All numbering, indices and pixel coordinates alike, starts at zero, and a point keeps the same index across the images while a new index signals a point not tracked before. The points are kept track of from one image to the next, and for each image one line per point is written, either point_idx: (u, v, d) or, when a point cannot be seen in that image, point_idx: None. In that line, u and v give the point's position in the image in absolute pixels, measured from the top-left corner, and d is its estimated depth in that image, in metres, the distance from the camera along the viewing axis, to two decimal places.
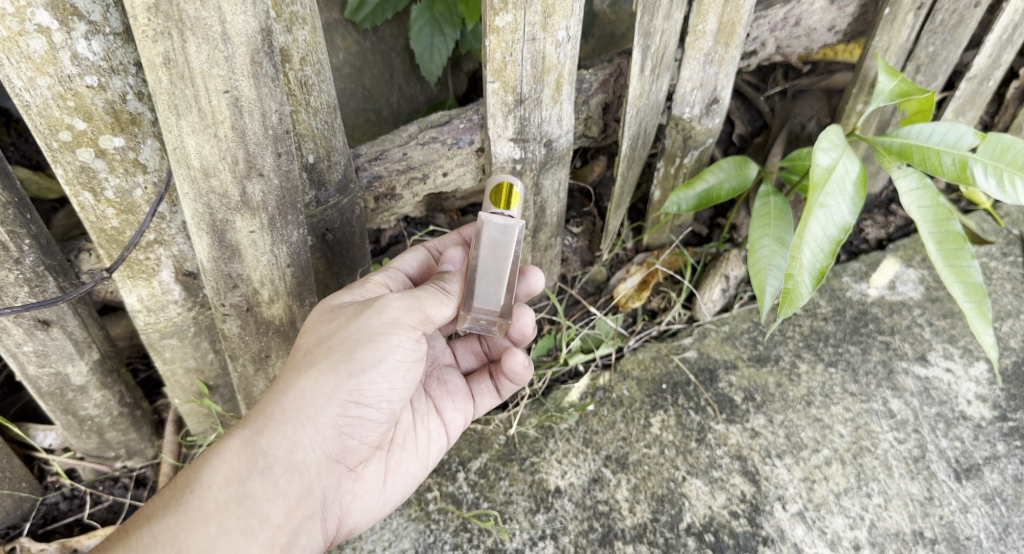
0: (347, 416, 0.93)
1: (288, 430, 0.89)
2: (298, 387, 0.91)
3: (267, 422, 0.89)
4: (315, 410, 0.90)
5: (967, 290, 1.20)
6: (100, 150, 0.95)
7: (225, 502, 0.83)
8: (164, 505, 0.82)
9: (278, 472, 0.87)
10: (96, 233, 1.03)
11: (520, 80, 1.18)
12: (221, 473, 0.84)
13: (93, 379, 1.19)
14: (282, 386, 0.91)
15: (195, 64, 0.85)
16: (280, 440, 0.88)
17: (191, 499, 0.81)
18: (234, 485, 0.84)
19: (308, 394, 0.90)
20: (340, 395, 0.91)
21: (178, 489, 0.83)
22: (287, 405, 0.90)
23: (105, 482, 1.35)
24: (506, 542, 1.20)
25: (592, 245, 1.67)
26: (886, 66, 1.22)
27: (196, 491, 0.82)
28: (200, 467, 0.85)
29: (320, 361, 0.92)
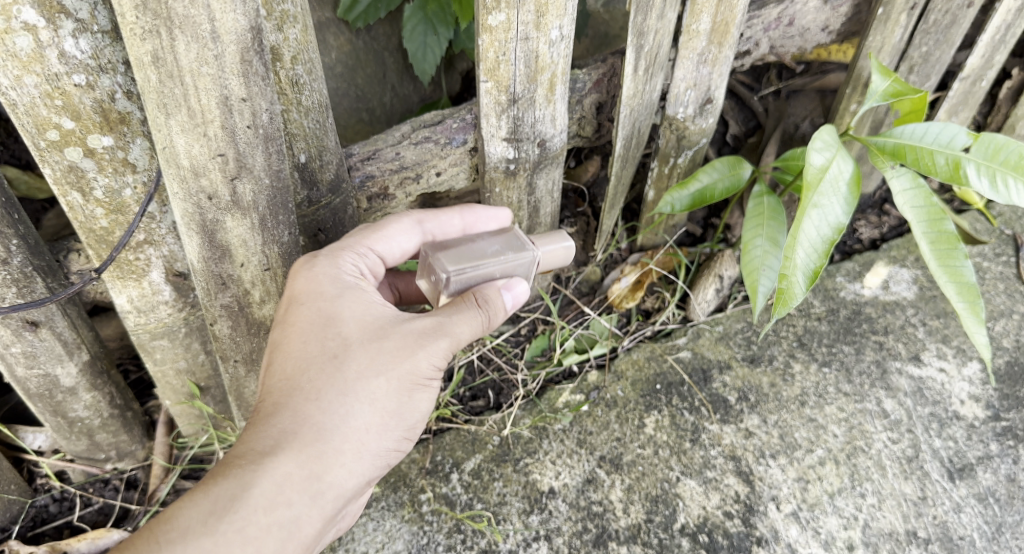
0: (390, 446, 0.94)
1: (345, 461, 0.87)
2: (357, 415, 0.88)
3: (322, 448, 0.85)
4: (369, 443, 0.90)
5: (960, 290, 1.20)
6: (88, 149, 0.94)
7: (272, 526, 0.81)
8: (202, 520, 0.77)
9: (326, 499, 0.86)
10: (84, 233, 1.02)
11: (512, 80, 1.17)
12: (269, 495, 0.81)
13: (83, 381, 1.18)
14: (335, 408, 0.87)
15: (184, 62, 0.84)
16: (335, 469, 0.86)
17: (234, 521, 0.78)
18: (281, 509, 0.82)
19: (366, 428, 0.89)
20: (395, 431, 0.93)
21: (217, 505, 0.78)
22: (344, 434, 0.87)
23: (94, 485, 1.34)
24: (500, 544, 1.20)
25: (585, 245, 1.66)
26: (879, 66, 1.22)
27: (238, 511, 0.79)
28: (248, 485, 0.80)
29: (379, 395, 0.89)
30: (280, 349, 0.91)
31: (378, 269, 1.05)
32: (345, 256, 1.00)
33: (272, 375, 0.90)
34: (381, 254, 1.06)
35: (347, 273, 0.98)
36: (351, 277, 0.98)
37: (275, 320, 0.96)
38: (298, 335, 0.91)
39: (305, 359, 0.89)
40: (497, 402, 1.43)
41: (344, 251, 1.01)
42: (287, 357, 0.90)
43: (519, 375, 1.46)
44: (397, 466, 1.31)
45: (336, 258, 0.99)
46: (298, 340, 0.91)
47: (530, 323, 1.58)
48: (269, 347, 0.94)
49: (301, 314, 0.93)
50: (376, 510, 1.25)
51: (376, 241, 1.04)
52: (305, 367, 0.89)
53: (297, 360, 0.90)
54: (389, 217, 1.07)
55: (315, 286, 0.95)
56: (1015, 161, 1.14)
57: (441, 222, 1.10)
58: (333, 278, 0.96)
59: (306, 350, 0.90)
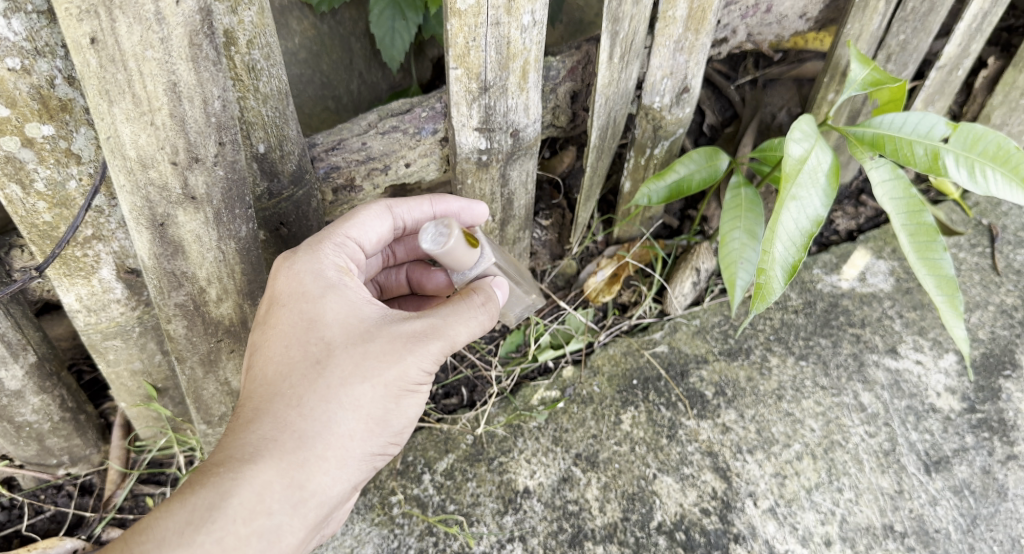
0: (378, 449, 0.90)
1: (328, 467, 0.83)
2: (340, 422, 0.83)
3: (303, 454, 0.81)
4: (352, 450, 0.85)
5: (940, 283, 1.19)
6: (27, 139, 0.87)
7: (251, 536, 0.77)
8: (179, 532, 0.73)
9: (309, 507, 0.82)
10: (25, 228, 0.96)
11: (483, 67, 1.13)
12: (252, 504, 0.77)
13: (30, 384, 1.11)
14: (319, 414, 0.83)
15: (126, 46, 0.78)
16: (317, 476, 0.82)
17: (212, 532, 0.74)
18: (261, 519, 0.78)
19: (352, 435, 0.84)
20: (383, 436, 0.88)
21: (196, 514, 0.74)
22: (329, 441, 0.83)
23: (46, 490, 1.28)
24: (472, 547, 1.17)
25: (561, 238, 1.62)
26: (858, 54, 1.19)
27: (217, 522, 0.75)
28: (226, 496, 0.76)
29: (364, 401, 0.84)
30: (262, 354, 0.87)
31: (358, 258, 0.99)
32: (327, 248, 0.94)
33: (253, 380, 0.86)
34: (359, 243, 1.01)
35: (329, 267, 0.92)
36: (335, 271, 0.92)
37: (257, 319, 0.91)
38: (280, 338, 0.87)
39: (288, 364, 0.85)
40: (470, 401, 1.38)
41: (324, 242, 0.95)
42: (269, 361, 0.86)
43: (493, 372, 1.42)
44: None
45: (317, 252, 0.93)
46: (279, 344, 0.86)
47: (505, 318, 1.53)
48: (250, 349, 0.90)
49: (283, 316, 0.88)
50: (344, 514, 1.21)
51: (351, 228, 0.99)
52: (288, 372, 0.84)
53: (279, 365, 0.85)
54: (363, 206, 1.03)
55: (297, 286, 0.89)
56: (993, 152, 1.14)
57: (410, 206, 1.07)
58: (315, 275, 0.90)
59: (288, 355, 0.85)
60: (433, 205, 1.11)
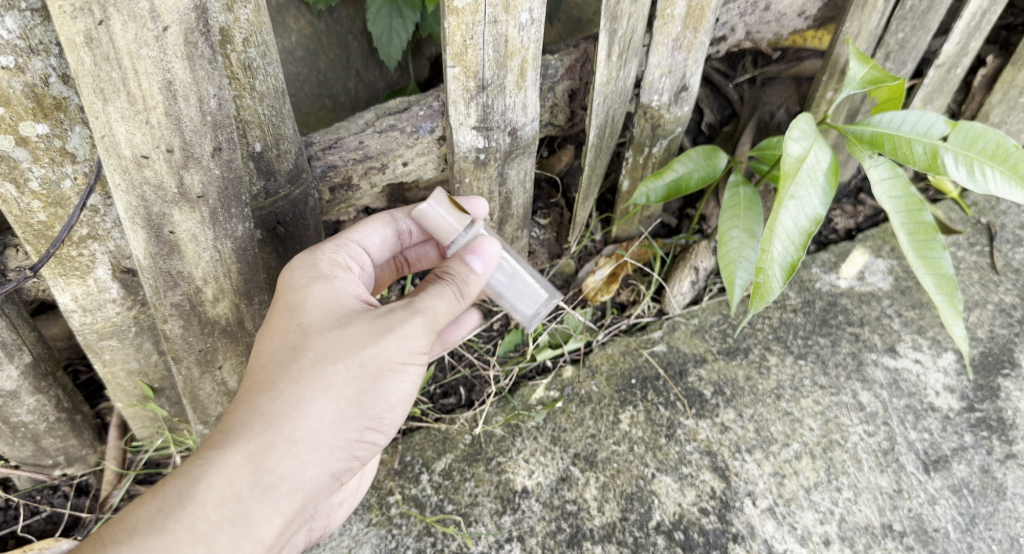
0: (356, 436, 0.87)
1: (298, 452, 0.81)
2: (313, 404, 0.81)
3: (273, 436, 0.79)
4: (325, 434, 0.82)
5: (939, 282, 1.19)
6: (21, 138, 0.87)
7: (221, 523, 0.75)
8: (150, 520, 0.72)
9: (280, 493, 0.80)
10: (20, 228, 0.95)
11: (481, 65, 1.12)
12: (220, 490, 0.75)
13: (26, 384, 1.11)
14: (290, 398, 0.81)
15: (121, 43, 0.78)
16: (288, 461, 0.80)
17: (181, 520, 0.72)
18: (231, 505, 0.76)
19: (323, 417, 0.82)
20: (359, 420, 0.85)
21: (169, 501, 0.73)
22: (299, 424, 0.80)
23: (42, 491, 1.28)
24: (471, 547, 1.16)
25: (559, 237, 1.62)
26: (857, 52, 1.19)
27: (187, 510, 0.73)
28: (194, 481, 0.75)
29: (337, 382, 0.82)
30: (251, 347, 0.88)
31: (361, 261, 1.02)
32: (324, 246, 0.96)
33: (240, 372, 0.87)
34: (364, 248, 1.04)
35: (322, 260, 0.94)
36: (327, 264, 0.94)
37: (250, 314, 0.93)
38: (265, 328, 0.88)
39: (267, 352, 0.85)
40: (468, 401, 1.38)
41: (324, 242, 0.98)
42: (253, 352, 0.87)
43: (491, 371, 1.42)
44: None
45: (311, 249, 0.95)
46: (263, 334, 0.87)
47: (502, 317, 1.53)
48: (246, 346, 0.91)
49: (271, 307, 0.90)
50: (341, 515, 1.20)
51: (356, 233, 1.02)
52: (266, 360, 0.84)
53: (260, 355, 0.86)
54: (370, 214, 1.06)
55: (287, 279, 0.91)
56: (992, 150, 1.14)
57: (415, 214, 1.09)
58: (306, 268, 0.92)
59: (270, 344, 0.86)
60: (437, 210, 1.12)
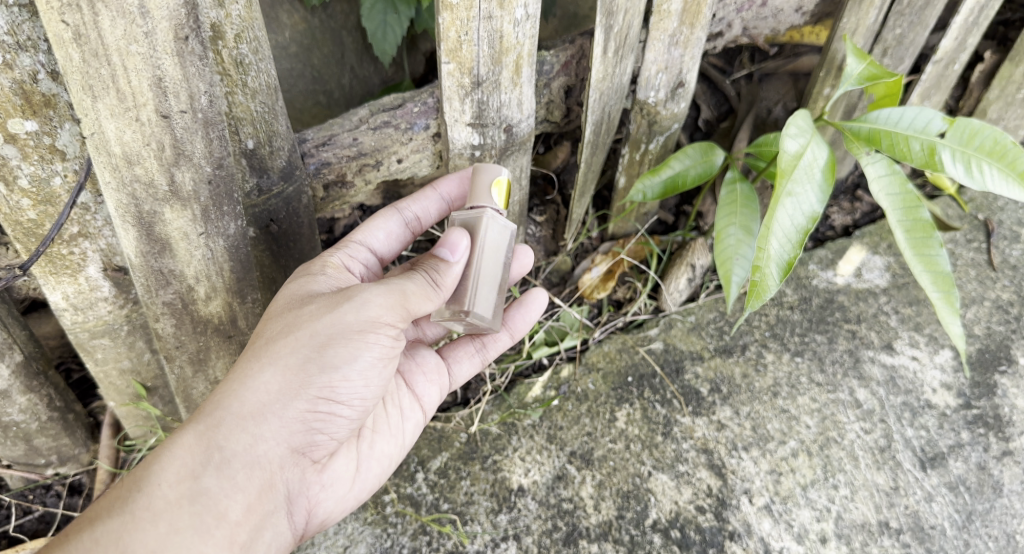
0: (312, 407, 0.90)
1: (248, 426, 0.86)
2: (261, 379, 0.87)
3: (221, 416, 0.85)
4: (276, 405, 0.87)
5: (935, 279, 1.18)
6: (10, 135, 0.85)
7: (179, 500, 0.79)
8: (112, 504, 0.78)
9: (236, 468, 0.84)
10: (10, 226, 0.94)
11: (476, 61, 1.11)
12: (174, 468, 0.80)
13: (17, 383, 1.10)
14: (241, 377, 0.88)
15: (109, 40, 0.77)
16: (240, 434, 0.85)
17: (139, 499, 0.78)
18: (187, 482, 0.80)
19: (270, 390, 0.87)
20: (309, 390, 0.88)
21: (128, 486, 0.79)
22: (247, 400, 0.86)
23: (35, 491, 1.27)
24: (467, 545, 1.16)
25: (555, 234, 1.61)
26: (855, 48, 1.18)
27: (144, 490, 0.78)
28: (146, 462, 0.81)
29: (284, 354, 0.89)
30: None
31: (368, 259, 1.16)
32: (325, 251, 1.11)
33: None
34: (372, 247, 1.18)
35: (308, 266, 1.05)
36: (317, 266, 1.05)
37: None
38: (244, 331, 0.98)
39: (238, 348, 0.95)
40: (464, 399, 1.38)
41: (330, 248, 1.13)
42: None
43: (487, 369, 1.41)
44: None
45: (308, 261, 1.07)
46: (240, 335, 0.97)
47: None
48: None
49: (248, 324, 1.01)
50: None
51: (363, 232, 1.16)
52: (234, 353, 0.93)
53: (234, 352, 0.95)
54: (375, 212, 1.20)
55: None
56: (990, 147, 1.13)
57: (416, 200, 1.21)
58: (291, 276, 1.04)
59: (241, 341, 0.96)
60: (436, 189, 1.21)
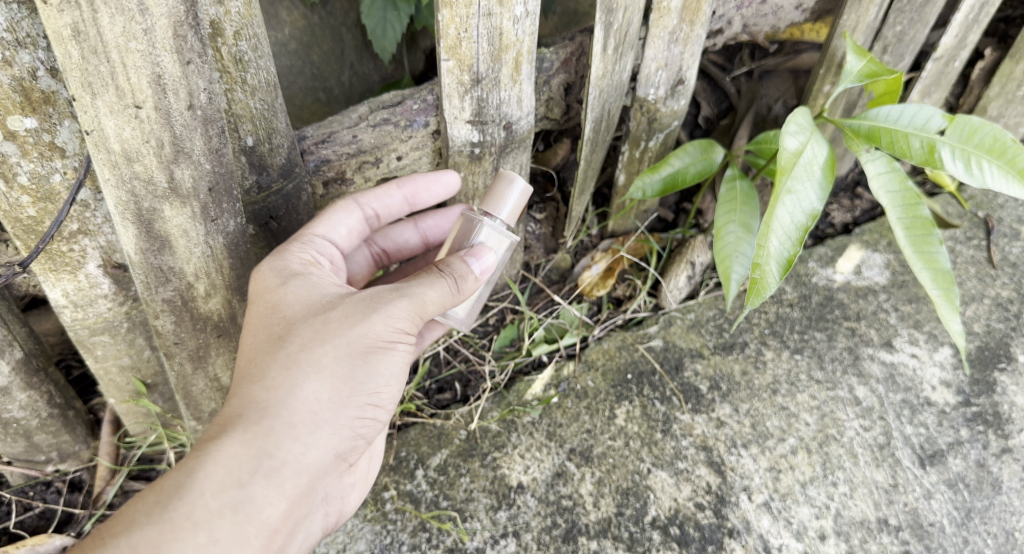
0: (358, 414, 0.90)
1: (297, 435, 0.84)
2: (305, 387, 0.85)
3: (271, 424, 0.83)
4: (323, 414, 0.86)
5: (935, 277, 1.18)
6: (9, 132, 0.85)
7: (224, 509, 0.78)
8: (148, 511, 0.75)
9: (284, 477, 0.83)
10: (9, 223, 0.94)
11: (476, 58, 1.11)
12: (218, 477, 0.78)
13: (17, 380, 1.10)
14: (280, 385, 0.85)
15: (109, 37, 0.77)
16: (287, 444, 0.83)
17: (180, 507, 0.76)
18: (232, 491, 0.79)
19: (316, 399, 0.85)
20: (356, 399, 0.88)
21: (166, 492, 0.76)
22: (292, 408, 0.84)
23: (35, 487, 1.27)
24: (466, 542, 1.16)
25: (555, 232, 1.61)
26: (855, 45, 1.18)
27: (185, 498, 0.76)
28: (192, 471, 0.78)
29: (327, 363, 0.86)
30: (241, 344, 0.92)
31: (332, 254, 1.08)
32: (294, 247, 1.01)
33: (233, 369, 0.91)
34: (332, 241, 1.10)
35: (295, 261, 0.99)
36: (298, 264, 0.99)
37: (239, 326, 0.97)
38: (251, 328, 0.92)
39: (256, 346, 0.90)
40: (464, 396, 1.38)
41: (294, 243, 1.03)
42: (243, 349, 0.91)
43: (487, 366, 1.42)
44: None
45: (286, 251, 1.00)
46: (251, 332, 0.92)
47: (499, 312, 1.54)
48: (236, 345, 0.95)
49: (251, 313, 0.94)
50: None
51: (322, 227, 1.08)
52: (255, 354, 0.89)
53: (251, 351, 0.90)
54: (333, 205, 1.11)
55: (263, 282, 0.95)
56: (989, 144, 1.13)
57: (378, 196, 1.15)
58: (279, 270, 0.96)
59: (257, 340, 0.90)
60: (400, 187, 1.16)
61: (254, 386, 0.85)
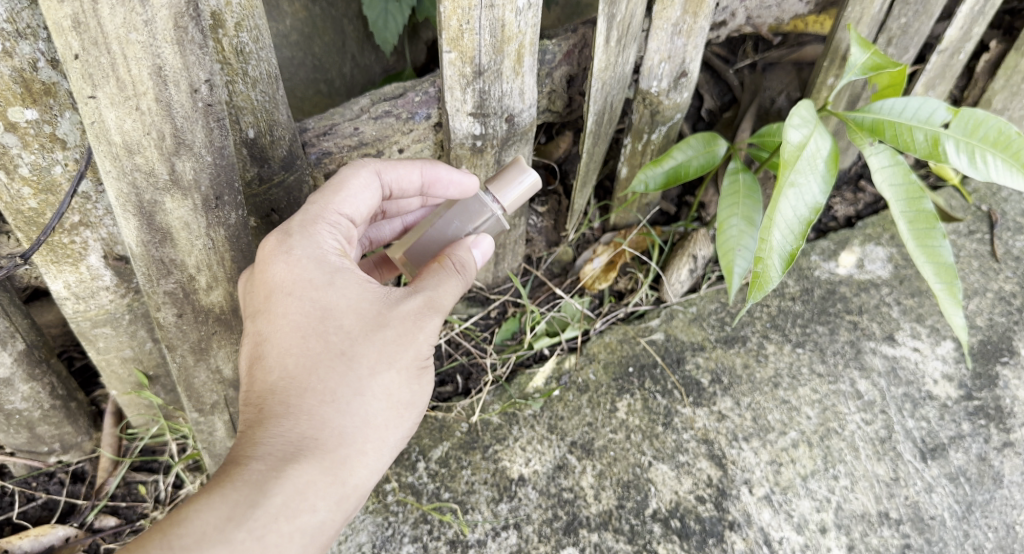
0: (404, 435, 0.92)
1: (363, 459, 0.84)
2: (372, 410, 0.85)
3: (344, 450, 0.82)
4: (385, 437, 0.87)
5: (938, 271, 1.18)
6: (10, 123, 0.85)
7: (296, 534, 0.76)
8: (219, 528, 0.70)
9: (349, 499, 0.84)
10: (11, 214, 0.94)
11: (477, 50, 1.11)
12: (296, 502, 0.76)
13: (19, 371, 1.10)
14: (351, 407, 0.83)
15: (109, 28, 0.76)
16: (357, 470, 0.84)
17: (257, 530, 0.73)
18: (306, 516, 0.77)
19: (379, 423, 0.86)
20: (409, 421, 0.91)
21: (238, 512, 0.72)
22: (360, 433, 0.84)
23: (38, 478, 1.28)
24: (468, 534, 1.17)
25: (557, 225, 1.60)
26: (858, 37, 1.18)
27: (261, 521, 0.73)
28: (268, 493, 0.75)
29: (393, 387, 0.86)
30: (276, 346, 0.84)
31: (352, 234, 0.95)
32: (322, 230, 0.90)
33: (269, 373, 0.83)
34: (348, 217, 0.96)
35: (329, 251, 0.89)
36: (334, 254, 0.89)
37: (256, 310, 0.87)
38: (293, 328, 0.84)
39: (307, 355, 0.83)
40: (465, 389, 1.38)
41: (318, 223, 0.91)
42: (284, 354, 0.83)
43: (489, 359, 1.42)
44: None
45: (312, 233, 0.89)
46: (294, 335, 0.84)
47: (501, 305, 1.53)
48: (254, 342, 0.86)
49: (290, 306, 0.85)
50: None
51: (341, 202, 0.94)
52: (311, 366, 0.82)
53: (298, 358, 0.83)
54: (345, 174, 0.96)
55: (299, 274, 0.85)
56: (994, 137, 1.12)
57: (398, 172, 1.01)
58: (318, 261, 0.87)
59: (305, 346, 0.83)
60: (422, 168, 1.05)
61: (322, 402, 0.82)
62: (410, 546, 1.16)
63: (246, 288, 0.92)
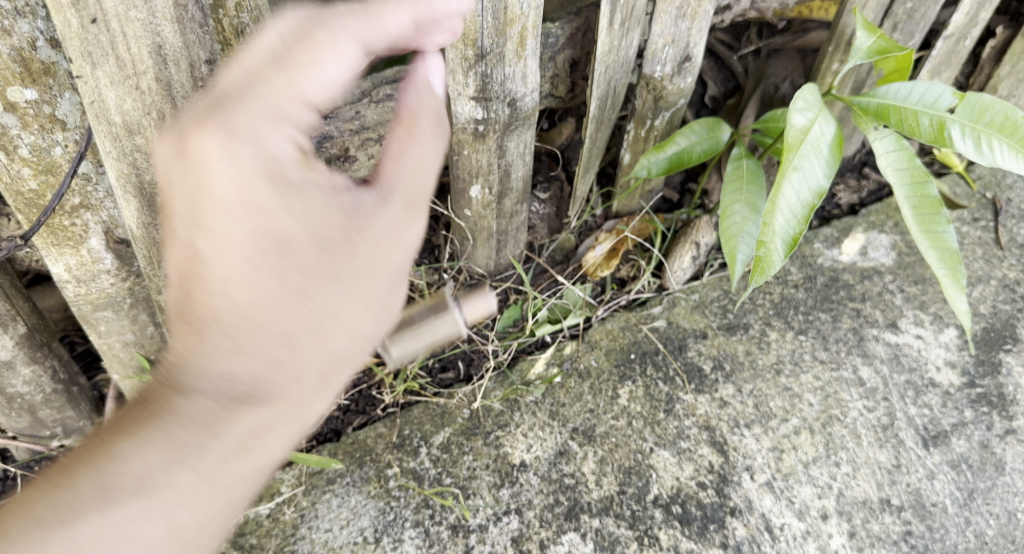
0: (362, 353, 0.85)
1: (324, 395, 0.79)
2: (335, 347, 0.76)
3: (301, 388, 0.75)
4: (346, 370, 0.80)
5: (942, 256, 1.17)
6: (9, 103, 0.84)
7: (249, 472, 0.74)
8: (163, 468, 0.67)
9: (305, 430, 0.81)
10: (11, 196, 0.94)
11: (480, 33, 1.09)
12: (248, 445, 0.73)
13: (20, 354, 1.10)
14: (313, 347, 0.74)
15: (109, 5, 0.75)
16: (316, 404, 0.78)
17: (208, 477, 0.70)
18: (258, 454, 0.74)
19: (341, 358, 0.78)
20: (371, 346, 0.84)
21: (183, 453, 0.68)
22: (320, 371, 0.76)
23: (41, 462, 1.28)
24: (470, 519, 1.17)
25: (559, 212, 1.59)
26: (864, 21, 1.17)
27: (212, 466, 0.70)
28: (217, 435, 0.70)
29: (357, 326, 0.77)
30: (223, 275, 0.67)
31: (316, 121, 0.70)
32: (278, 122, 0.64)
33: (213, 306, 0.69)
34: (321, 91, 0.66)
35: (272, 158, 0.64)
36: (288, 155, 0.66)
37: (191, 214, 0.67)
38: (246, 260, 0.67)
39: (258, 289, 0.68)
40: (467, 376, 1.37)
41: (267, 99, 0.64)
42: (234, 290, 0.68)
43: (491, 346, 1.40)
44: (363, 441, 1.27)
45: (258, 130, 0.63)
46: (247, 269, 0.67)
47: (502, 292, 1.53)
48: (192, 255, 0.67)
49: (233, 228, 0.65)
50: (341, 486, 1.21)
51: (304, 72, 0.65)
52: (266, 304, 0.69)
53: (248, 289, 0.68)
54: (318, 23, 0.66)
55: (247, 191, 0.64)
56: (1000, 122, 1.11)
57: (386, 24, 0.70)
58: (267, 175, 0.64)
59: (256, 279, 0.68)
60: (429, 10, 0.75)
61: (286, 354, 0.72)
62: (412, 530, 1.16)
63: (166, 172, 0.67)
